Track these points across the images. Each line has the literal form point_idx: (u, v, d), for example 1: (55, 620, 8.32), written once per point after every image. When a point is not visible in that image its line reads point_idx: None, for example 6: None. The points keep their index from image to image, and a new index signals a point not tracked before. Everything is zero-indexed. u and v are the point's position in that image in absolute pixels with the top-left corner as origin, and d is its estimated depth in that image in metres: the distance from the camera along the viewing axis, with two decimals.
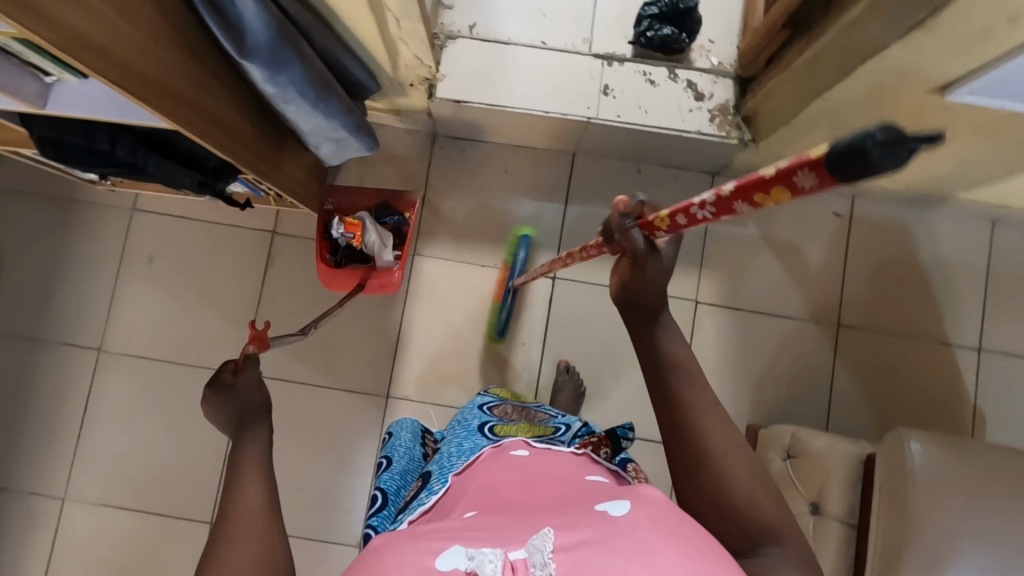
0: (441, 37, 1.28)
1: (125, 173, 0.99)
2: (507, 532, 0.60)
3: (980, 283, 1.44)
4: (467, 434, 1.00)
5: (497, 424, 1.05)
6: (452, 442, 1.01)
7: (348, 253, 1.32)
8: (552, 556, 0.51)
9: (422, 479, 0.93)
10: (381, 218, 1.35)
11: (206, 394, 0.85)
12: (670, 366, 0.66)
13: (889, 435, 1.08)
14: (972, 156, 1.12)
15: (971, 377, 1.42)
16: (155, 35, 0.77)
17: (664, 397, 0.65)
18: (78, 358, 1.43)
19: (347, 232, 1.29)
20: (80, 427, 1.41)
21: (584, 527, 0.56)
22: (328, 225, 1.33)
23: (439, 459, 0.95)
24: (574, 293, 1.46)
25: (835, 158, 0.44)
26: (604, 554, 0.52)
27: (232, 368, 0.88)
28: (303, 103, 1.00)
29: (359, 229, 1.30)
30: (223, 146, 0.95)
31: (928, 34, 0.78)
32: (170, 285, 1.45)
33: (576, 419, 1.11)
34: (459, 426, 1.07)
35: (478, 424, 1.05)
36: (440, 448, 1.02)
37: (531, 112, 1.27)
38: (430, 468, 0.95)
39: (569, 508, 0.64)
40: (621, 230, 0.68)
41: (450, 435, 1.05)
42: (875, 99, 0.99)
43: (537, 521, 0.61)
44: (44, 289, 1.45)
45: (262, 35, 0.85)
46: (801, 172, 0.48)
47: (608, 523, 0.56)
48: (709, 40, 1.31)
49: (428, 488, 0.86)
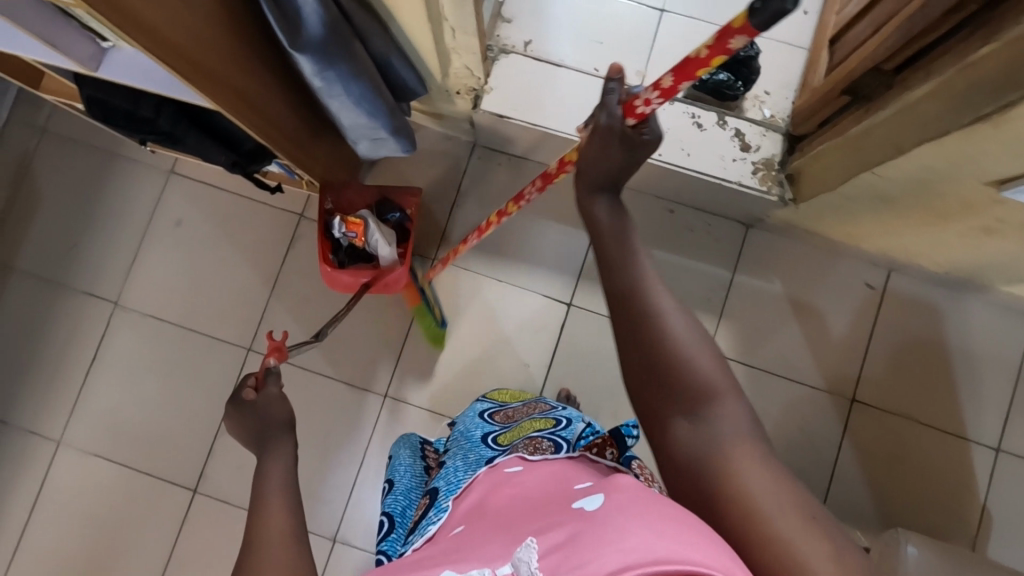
0: (495, 49, 1.28)
1: (164, 142, 1.01)
2: (492, 549, 0.57)
3: (1008, 380, 1.38)
4: (471, 446, 1.00)
5: (500, 432, 1.04)
6: (456, 455, 0.99)
7: (350, 254, 1.27)
8: (536, 565, 0.49)
9: (430, 496, 0.91)
10: (384, 215, 1.31)
11: (230, 410, 0.89)
12: (618, 243, 0.68)
13: (886, 531, 1.04)
14: (1019, 252, 1.08)
15: (984, 476, 1.36)
16: (208, 19, 0.77)
17: (613, 268, 0.66)
18: (93, 308, 1.46)
19: (350, 232, 1.23)
20: (84, 375, 1.44)
21: (565, 525, 0.52)
22: (329, 224, 1.26)
23: (445, 475, 0.93)
24: (587, 324, 1.44)
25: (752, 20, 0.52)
26: (579, 546, 0.47)
27: (253, 384, 0.92)
28: (347, 99, 1.01)
29: (362, 228, 1.23)
30: (260, 130, 0.95)
31: (992, 129, 0.75)
32: (193, 251, 1.47)
33: (579, 415, 1.08)
34: (462, 436, 1.07)
35: (481, 434, 1.04)
36: (445, 461, 1.00)
37: (571, 137, 1.26)
38: (437, 484, 0.93)
39: (552, 511, 0.61)
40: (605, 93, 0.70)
41: (454, 447, 1.04)
42: (925, 181, 0.95)
43: (523, 530, 0.59)
44: (73, 235, 1.48)
45: (316, 31, 0.85)
46: (731, 42, 0.56)
47: (587, 516, 0.52)
48: (765, 90, 1.27)
49: (437, 507, 0.84)
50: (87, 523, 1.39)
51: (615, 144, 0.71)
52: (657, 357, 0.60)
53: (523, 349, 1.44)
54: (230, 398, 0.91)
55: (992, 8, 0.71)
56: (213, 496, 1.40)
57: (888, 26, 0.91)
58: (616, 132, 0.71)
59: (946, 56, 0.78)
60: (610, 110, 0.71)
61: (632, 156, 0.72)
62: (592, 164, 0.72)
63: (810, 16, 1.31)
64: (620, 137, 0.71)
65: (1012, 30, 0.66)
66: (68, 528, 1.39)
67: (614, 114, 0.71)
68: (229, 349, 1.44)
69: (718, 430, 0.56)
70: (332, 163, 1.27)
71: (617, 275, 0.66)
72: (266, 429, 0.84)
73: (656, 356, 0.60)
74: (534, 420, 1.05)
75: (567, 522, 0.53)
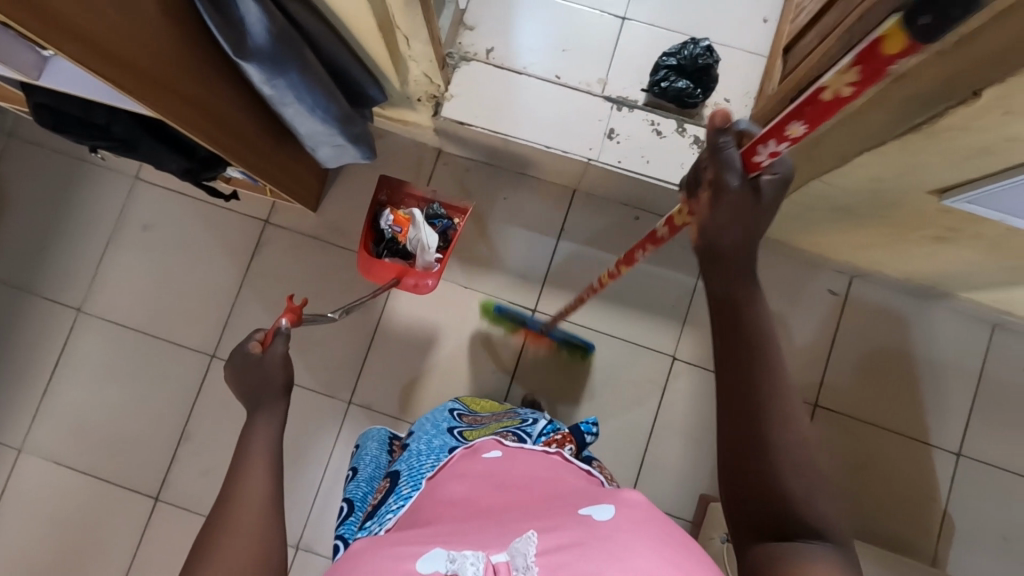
0: (455, 57, 1.27)
1: (118, 149, 1.00)
2: (486, 537, 0.63)
3: (969, 387, 1.39)
4: (435, 433, 1.00)
5: (466, 426, 1.05)
6: (421, 438, 1.01)
7: (393, 250, 1.31)
8: (534, 560, 0.55)
9: (390, 478, 0.93)
10: (431, 218, 1.32)
11: (234, 365, 0.87)
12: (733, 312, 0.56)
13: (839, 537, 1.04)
14: (972, 260, 1.09)
15: (946, 481, 1.37)
16: (150, 29, 0.77)
17: (728, 345, 0.55)
18: (57, 315, 1.45)
19: (396, 226, 1.30)
20: (49, 381, 1.43)
21: (569, 529, 0.60)
22: (377, 216, 1.32)
23: (406, 458, 0.95)
24: (553, 330, 1.44)
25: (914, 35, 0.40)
26: (582, 557, 0.55)
27: (261, 339, 0.90)
28: (301, 106, 1.01)
29: (407, 224, 1.30)
30: (212, 138, 0.95)
31: (928, 139, 0.76)
32: (160, 257, 1.47)
33: (541, 415, 1.08)
34: (427, 423, 1.07)
35: (446, 425, 1.05)
36: (408, 442, 1.02)
37: (532, 144, 1.26)
38: (398, 466, 0.95)
39: (550, 509, 0.68)
40: (713, 151, 0.57)
41: (418, 430, 1.06)
42: (874, 190, 0.96)
43: (517, 524, 0.65)
44: (37, 241, 1.47)
45: (263, 39, 0.86)
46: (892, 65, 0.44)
47: (590, 526, 0.60)
48: (725, 98, 1.29)
49: (396, 493, 0.86)
50: (49, 532, 1.38)
51: (759, 204, 0.57)
52: (761, 453, 0.51)
53: (489, 355, 1.44)
54: (237, 351, 0.89)
55: None
56: (177, 503, 1.39)
57: (832, 37, 0.92)
58: (750, 193, 0.57)
59: None
60: (731, 173, 0.57)
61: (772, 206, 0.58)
62: (712, 234, 0.58)
63: (770, 23, 1.33)
64: (757, 192, 0.57)
65: (938, 42, 0.67)
66: (30, 536, 1.38)
67: (739, 173, 0.57)
68: (195, 355, 1.44)
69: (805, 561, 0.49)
70: (296, 168, 1.27)
71: (730, 357, 0.54)
72: (258, 395, 0.80)
73: (765, 464, 0.51)
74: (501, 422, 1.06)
75: (571, 528, 0.60)
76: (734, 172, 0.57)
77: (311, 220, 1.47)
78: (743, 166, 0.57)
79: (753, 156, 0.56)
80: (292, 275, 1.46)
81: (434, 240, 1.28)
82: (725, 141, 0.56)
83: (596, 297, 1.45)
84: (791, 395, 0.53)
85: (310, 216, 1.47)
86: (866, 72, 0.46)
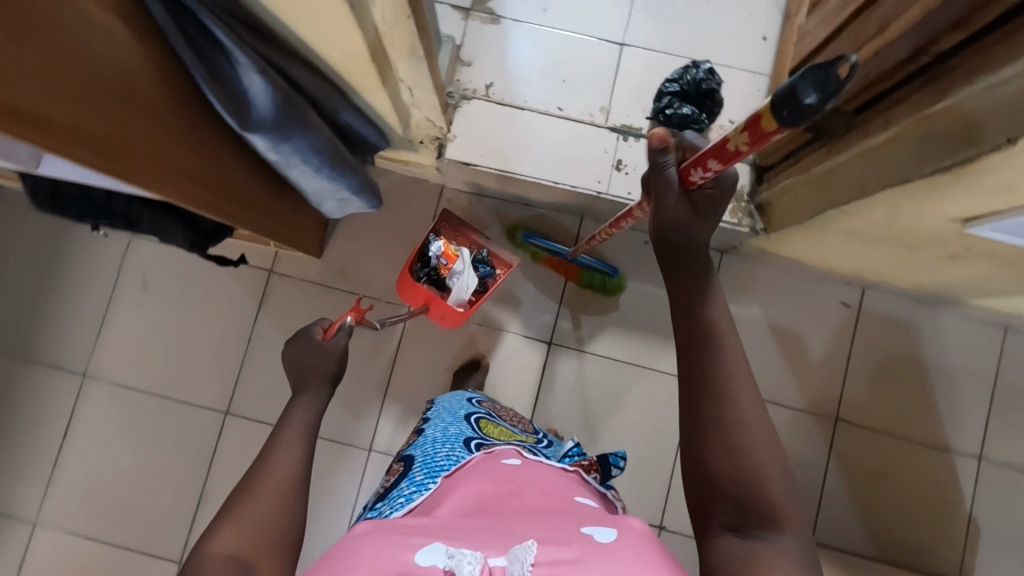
0: (456, 96, 1.26)
1: (119, 225, 0.96)
2: (491, 536, 0.64)
3: (985, 390, 1.39)
4: (453, 420, 1.04)
5: (483, 417, 1.09)
6: (436, 427, 1.02)
7: (430, 280, 1.28)
8: (529, 568, 0.56)
9: (405, 463, 0.95)
10: (477, 261, 1.30)
11: (295, 340, 1.01)
12: (704, 333, 0.63)
13: None
14: (988, 274, 1.08)
15: (968, 486, 1.37)
16: (158, 118, 0.73)
17: (691, 356, 0.63)
18: (61, 381, 1.41)
19: (442, 257, 1.26)
20: (57, 451, 1.40)
21: (573, 544, 0.63)
22: (428, 241, 1.30)
23: (422, 445, 0.96)
24: (568, 361, 1.43)
25: (777, 108, 0.52)
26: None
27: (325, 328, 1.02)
28: (306, 167, 0.98)
29: (454, 260, 1.27)
30: (217, 209, 0.92)
31: (954, 179, 0.75)
32: (163, 314, 1.43)
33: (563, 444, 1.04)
34: (444, 411, 1.10)
35: (463, 413, 1.08)
36: (423, 431, 1.03)
37: (539, 181, 1.24)
38: (413, 452, 0.96)
39: (552, 521, 0.69)
40: (656, 164, 0.68)
41: (434, 418, 1.08)
42: (892, 219, 0.96)
43: (518, 530, 0.66)
44: (34, 306, 1.43)
45: (267, 108, 0.82)
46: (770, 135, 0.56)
47: (593, 547, 0.63)
48: (729, 120, 1.28)
49: (409, 477, 0.86)
50: None
51: (691, 218, 0.69)
52: (721, 457, 0.61)
53: (505, 391, 1.43)
54: (300, 331, 1.02)
55: (942, 60, 0.72)
56: None
57: None
58: (684, 207, 0.69)
59: (901, 105, 0.77)
60: (666, 192, 0.69)
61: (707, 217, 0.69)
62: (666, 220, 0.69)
63: (769, 40, 1.31)
64: (691, 206, 0.69)
65: (965, 88, 0.66)
66: None
67: (674, 191, 0.69)
68: (207, 413, 1.41)
69: (768, 552, 0.59)
70: (300, 220, 1.24)
71: (694, 374, 0.63)
72: (304, 373, 0.93)
73: (729, 468, 0.60)
74: (515, 431, 1.08)
75: (572, 543, 0.63)
76: (674, 185, 0.69)
77: (315, 266, 1.44)
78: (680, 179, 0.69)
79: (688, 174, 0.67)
80: (300, 324, 1.43)
81: (470, 286, 1.26)
82: (664, 162, 0.68)
83: (610, 326, 1.43)
84: (749, 394, 0.62)
85: (314, 262, 1.44)
86: (755, 135, 0.57)
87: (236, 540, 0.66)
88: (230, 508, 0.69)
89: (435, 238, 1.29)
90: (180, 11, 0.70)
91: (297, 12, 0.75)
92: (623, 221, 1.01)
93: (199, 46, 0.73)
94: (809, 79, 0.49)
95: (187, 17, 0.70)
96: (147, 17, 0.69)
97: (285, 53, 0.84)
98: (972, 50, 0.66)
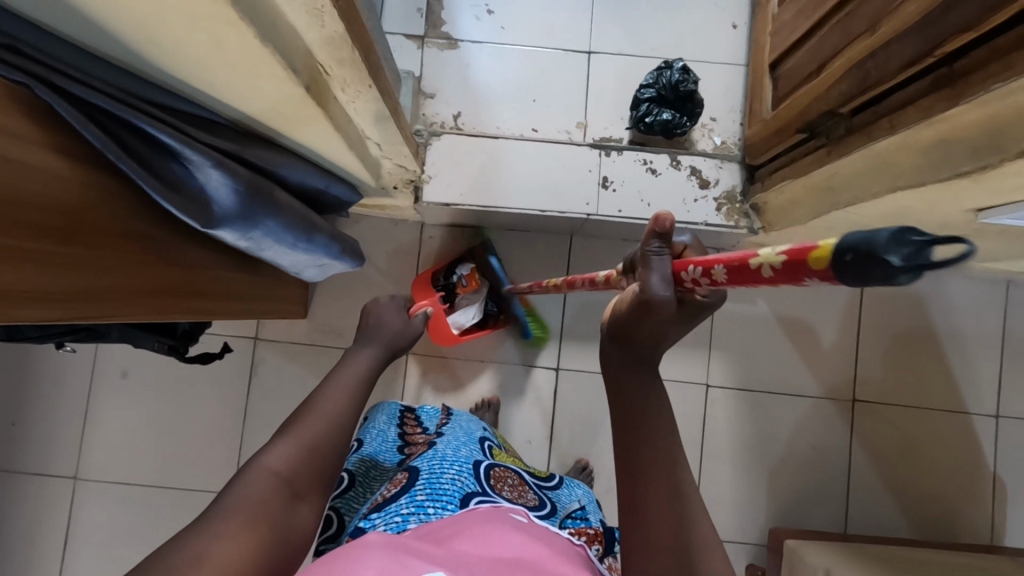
0: (424, 134, 1.18)
1: (86, 338, 0.88)
2: None
3: (995, 350, 1.39)
4: (466, 442, 0.98)
5: (493, 447, 1.05)
6: (448, 443, 0.96)
7: (444, 291, 1.30)
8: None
9: (407, 475, 0.85)
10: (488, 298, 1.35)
11: (380, 300, 0.97)
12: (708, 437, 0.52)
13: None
14: (995, 248, 1.06)
15: (990, 446, 1.38)
16: (112, 240, 0.65)
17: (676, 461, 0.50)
18: (52, 488, 1.33)
19: (465, 280, 1.30)
20: (60, 561, 1.32)
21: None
22: (459, 260, 1.33)
23: (429, 458, 0.89)
24: (579, 385, 1.39)
25: (839, 260, 0.30)
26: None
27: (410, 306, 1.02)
28: (280, 246, 0.90)
29: (472, 288, 1.31)
30: (191, 310, 0.85)
31: (973, 182, 0.71)
32: (149, 402, 1.35)
33: (571, 500, 0.98)
34: (459, 430, 1.04)
35: (477, 437, 1.03)
36: (434, 443, 0.96)
37: (526, 211, 1.18)
38: (418, 464, 0.88)
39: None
40: (643, 255, 0.48)
41: (449, 432, 1.02)
42: (900, 214, 0.92)
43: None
44: (8, 415, 1.33)
45: (232, 203, 0.74)
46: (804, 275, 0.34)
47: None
48: (711, 117, 1.24)
49: (410, 494, 0.79)
50: None
51: (674, 318, 0.48)
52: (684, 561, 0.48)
53: (519, 426, 1.38)
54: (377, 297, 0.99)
55: (949, 62, 0.67)
56: None
57: (835, 68, 0.87)
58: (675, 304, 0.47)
59: (906, 110, 0.74)
60: (656, 278, 0.47)
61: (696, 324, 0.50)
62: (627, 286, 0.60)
63: (739, 29, 1.26)
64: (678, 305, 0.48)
65: (978, 96, 0.62)
66: None
67: (666, 282, 0.46)
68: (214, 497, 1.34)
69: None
70: (279, 287, 1.16)
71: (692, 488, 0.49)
72: (374, 332, 0.89)
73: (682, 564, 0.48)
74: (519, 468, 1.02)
75: None
76: (664, 281, 0.47)
77: (301, 327, 1.37)
78: (673, 278, 0.47)
79: (682, 274, 0.46)
80: (297, 389, 1.36)
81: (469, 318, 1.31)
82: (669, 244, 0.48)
83: None
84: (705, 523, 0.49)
85: (301, 322, 1.37)
86: (789, 269, 0.36)
87: (291, 463, 0.62)
88: (286, 429, 0.66)
89: (467, 260, 1.33)
90: (116, 124, 0.61)
91: (244, 91, 0.68)
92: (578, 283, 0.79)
93: (145, 157, 0.64)
94: (903, 248, 0.28)
95: (124, 128, 0.62)
96: (80, 140, 0.61)
97: (239, 135, 0.76)
98: (982, 54, 0.62)
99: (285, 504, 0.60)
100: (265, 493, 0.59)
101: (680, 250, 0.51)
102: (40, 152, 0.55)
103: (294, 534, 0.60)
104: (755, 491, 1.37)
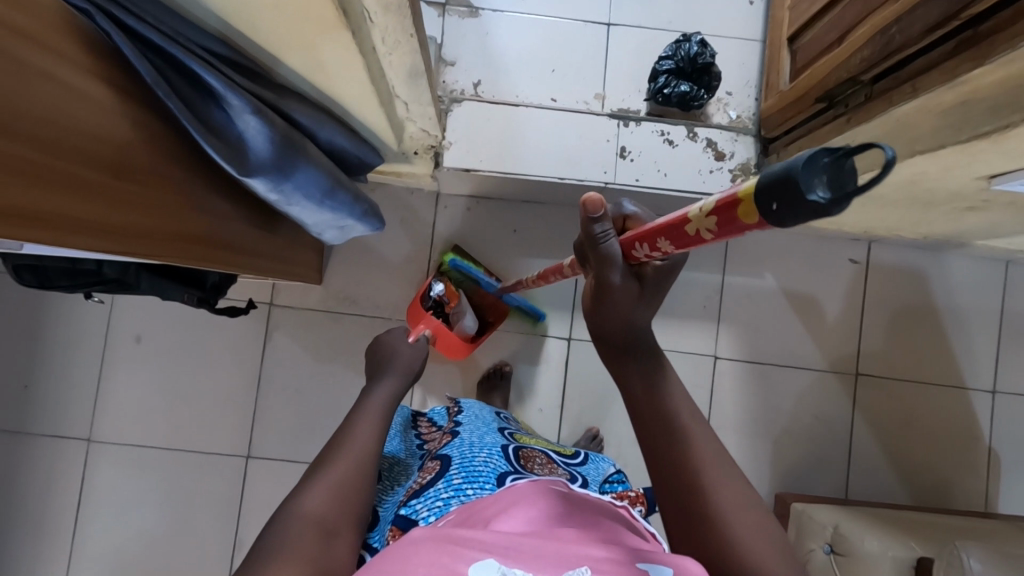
0: (446, 100, 1.19)
1: (113, 290, 0.89)
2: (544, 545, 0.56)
3: (993, 327, 1.43)
4: (487, 430, 1.00)
5: (515, 432, 1.07)
6: (471, 431, 0.98)
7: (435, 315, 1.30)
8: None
9: (440, 463, 0.86)
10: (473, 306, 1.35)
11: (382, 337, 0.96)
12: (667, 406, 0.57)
13: (944, 545, 1.03)
14: (1002, 221, 1.09)
15: (985, 419, 1.42)
16: (154, 185, 0.66)
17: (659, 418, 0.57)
18: (64, 450, 1.33)
19: (448, 294, 1.31)
20: (74, 522, 1.33)
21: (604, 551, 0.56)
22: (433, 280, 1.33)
23: (458, 446, 0.90)
24: (591, 354, 1.41)
25: (767, 186, 0.37)
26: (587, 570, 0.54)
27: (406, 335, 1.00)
28: (309, 204, 0.90)
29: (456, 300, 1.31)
30: (218, 262, 0.86)
31: (993, 144, 0.74)
32: (163, 367, 1.36)
33: (597, 473, 1.00)
34: (476, 419, 1.06)
35: (497, 425, 1.04)
36: (458, 432, 0.98)
37: (544, 179, 1.20)
38: (448, 452, 0.89)
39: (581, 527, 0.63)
40: (592, 242, 0.56)
41: (467, 421, 1.04)
42: (914, 182, 0.95)
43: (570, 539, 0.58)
44: (21, 376, 1.34)
45: (266, 152, 0.73)
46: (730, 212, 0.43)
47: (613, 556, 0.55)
48: (727, 92, 1.26)
49: (446, 479, 0.80)
50: None
51: (639, 294, 0.59)
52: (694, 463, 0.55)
53: (530, 397, 1.40)
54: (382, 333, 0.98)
55: (975, 24, 0.69)
56: None
57: (856, 37, 0.89)
58: (634, 285, 0.58)
59: (931, 74, 0.76)
60: (612, 268, 0.57)
61: (659, 295, 0.59)
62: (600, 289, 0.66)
63: (756, 4, 1.28)
64: (638, 282, 0.59)
65: (1006, 54, 0.64)
66: None
67: (621, 267, 0.57)
68: (229, 460, 1.35)
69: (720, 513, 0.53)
70: (296, 250, 1.17)
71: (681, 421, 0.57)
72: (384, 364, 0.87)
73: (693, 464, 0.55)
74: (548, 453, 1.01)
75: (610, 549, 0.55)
76: (619, 268, 0.57)
77: (316, 294, 1.38)
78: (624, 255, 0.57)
79: (632, 250, 0.57)
80: (311, 355, 1.38)
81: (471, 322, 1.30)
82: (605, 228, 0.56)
83: None
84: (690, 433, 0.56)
85: (316, 289, 1.38)
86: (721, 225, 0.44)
87: (325, 505, 0.63)
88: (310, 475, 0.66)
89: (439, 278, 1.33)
90: (164, 64, 0.61)
91: (282, 33, 0.68)
92: (549, 276, 0.94)
93: (189, 99, 0.64)
94: (821, 174, 0.34)
95: (171, 69, 0.62)
96: (133, 77, 0.62)
97: (274, 86, 0.76)
98: (1006, 15, 0.65)
99: (325, 543, 0.60)
100: (306, 538, 0.60)
101: (622, 220, 0.61)
102: (95, 83, 0.56)
103: (337, 569, 0.60)
104: (761, 461, 1.40)
